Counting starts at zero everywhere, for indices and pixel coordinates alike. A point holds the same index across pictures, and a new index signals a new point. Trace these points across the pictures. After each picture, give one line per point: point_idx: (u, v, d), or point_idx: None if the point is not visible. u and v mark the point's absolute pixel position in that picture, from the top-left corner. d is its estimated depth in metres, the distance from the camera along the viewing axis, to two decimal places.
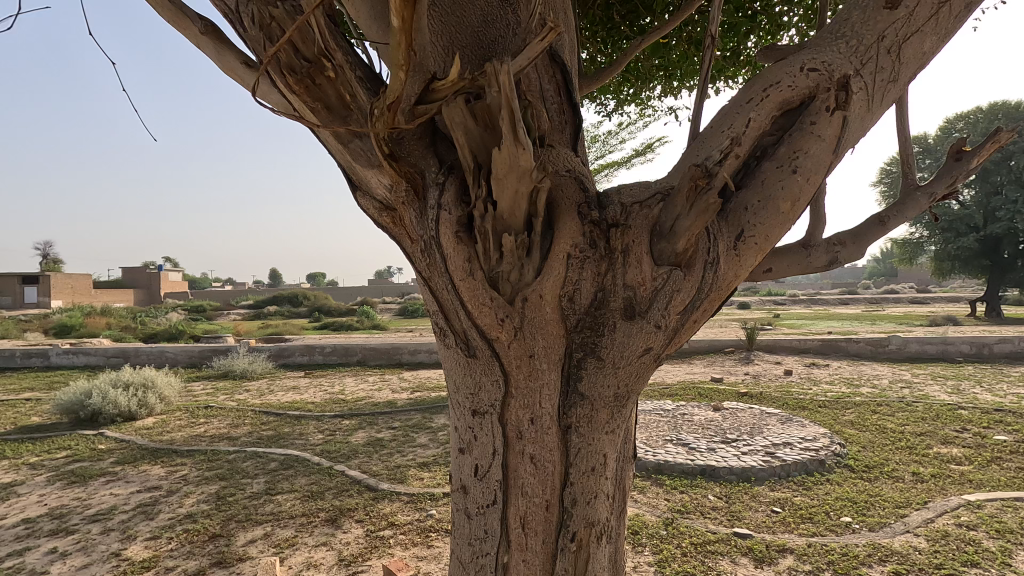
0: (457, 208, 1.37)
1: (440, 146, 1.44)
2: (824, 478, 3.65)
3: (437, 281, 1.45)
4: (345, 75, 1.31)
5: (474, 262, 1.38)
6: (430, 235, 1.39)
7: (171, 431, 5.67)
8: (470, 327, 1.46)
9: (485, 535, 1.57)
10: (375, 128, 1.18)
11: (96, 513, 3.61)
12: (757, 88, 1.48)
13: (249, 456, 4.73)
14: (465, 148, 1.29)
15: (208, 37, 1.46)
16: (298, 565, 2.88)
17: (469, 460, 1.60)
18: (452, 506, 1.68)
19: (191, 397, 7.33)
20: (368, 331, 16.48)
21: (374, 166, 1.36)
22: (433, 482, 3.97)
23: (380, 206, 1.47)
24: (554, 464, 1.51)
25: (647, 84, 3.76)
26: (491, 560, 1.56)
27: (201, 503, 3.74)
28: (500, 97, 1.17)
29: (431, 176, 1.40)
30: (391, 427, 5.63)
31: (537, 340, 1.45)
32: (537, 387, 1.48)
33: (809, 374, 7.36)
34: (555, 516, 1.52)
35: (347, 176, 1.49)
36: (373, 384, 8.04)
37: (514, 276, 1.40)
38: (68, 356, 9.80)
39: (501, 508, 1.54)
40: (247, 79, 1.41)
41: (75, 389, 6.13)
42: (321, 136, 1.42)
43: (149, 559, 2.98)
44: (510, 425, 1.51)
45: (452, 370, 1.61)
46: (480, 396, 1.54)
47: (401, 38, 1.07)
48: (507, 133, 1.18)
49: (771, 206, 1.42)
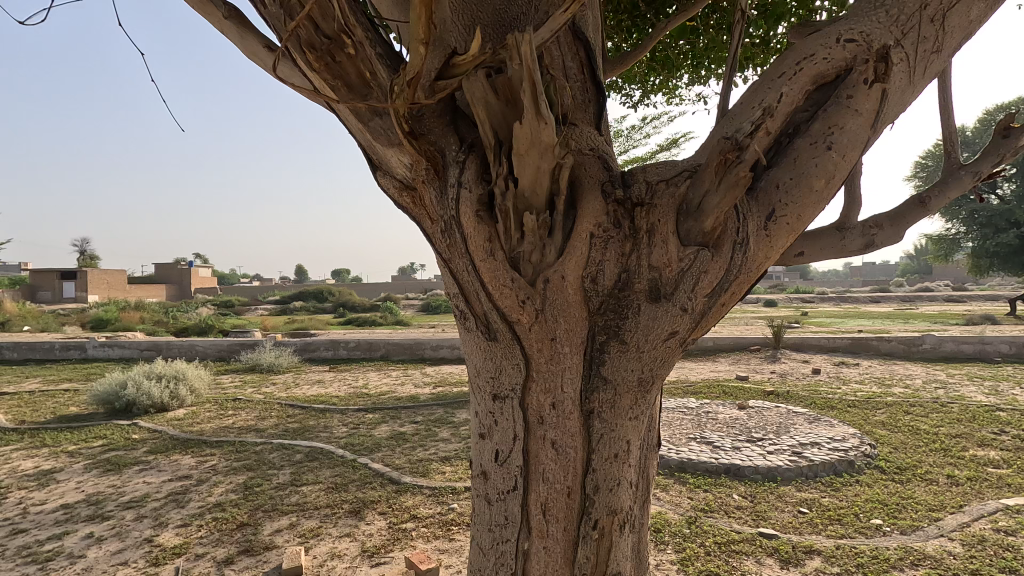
0: (478, 186, 1.37)
1: (461, 125, 1.44)
2: (854, 479, 3.56)
3: (458, 262, 1.44)
4: (366, 52, 1.31)
5: (495, 242, 1.38)
6: (451, 216, 1.39)
7: (200, 422, 5.81)
8: (490, 309, 1.46)
9: (506, 521, 1.57)
10: (394, 104, 1.17)
11: (130, 501, 3.73)
12: (789, 63, 1.44)
13: (275, 448, 4.82)
14: (486, 125, 1.28)
15: (231, 22, 1.48)
16: (323, 556, 2.93)
17: (490, 446, 1.60)
18: (472, 492, 1.68)
19: (219, 390, 7.53)
20: (392, 327, 16.64)
21: (394, 144, 1.35)
22: (454, 476, 4.01)
23: (401, 185, 1.46)
24: (576, 450, 1.50)
25: (674, 73, 3.70)
26: (512, 546, 1.56)
27: (229, 492, 3.83)
28: (521, 71, 1.16)
29: (452, 155, 1.39)
30: (414, 421, 5.68)
31: (560, 323, 1.44)
32: (559, 370, 1.47)
33: (838, 373, 7.20)
34: (577, 502, 1.51)
35: (368, 156, 1.49)
36: (396, 379, 8.13)
37: (536, 257, 1.40)
38: (104, 349, 10.16)
39: (522, 493, 1.54)
40: (269, 61, 1.43)
41: (110, 380, 6.35)
42: (342, 116, 1.42)
43: (180, 546, 3.06)
44: (531, 409, 1.51)
45: (473, 354, 1.61)
46: (500, 380, 1.54)
47: (422, 11, 1.07)
48: (530, 107, 1.16)
49: (805, 184, 1.38)
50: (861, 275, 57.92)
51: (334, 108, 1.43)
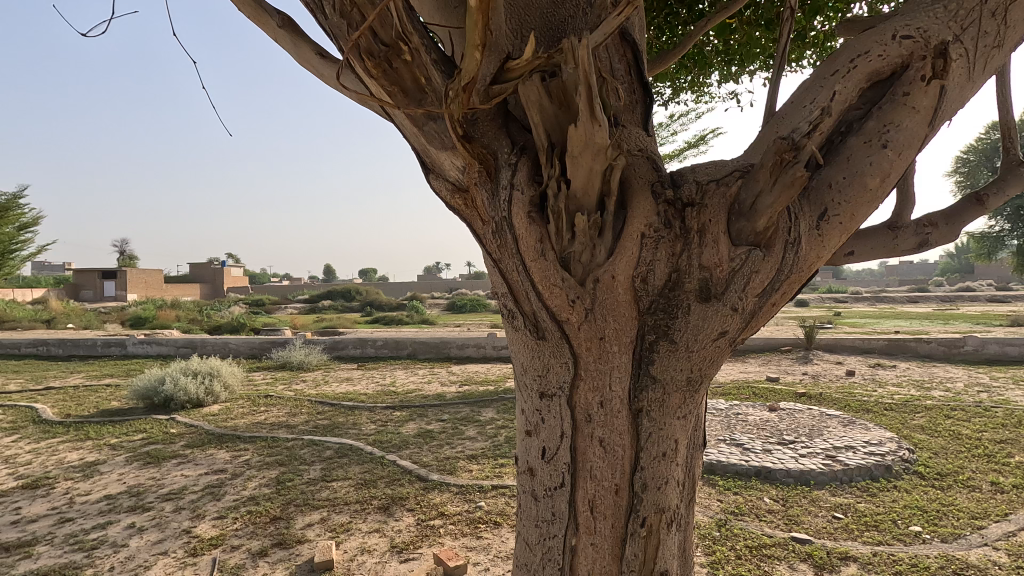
0: (529, 188, 1.38)
1: (511, 128, 1.45)
2: (891, 484, 3.46)
3: (508, 263, 1.45)
4: (420, 58, 1.32)
5: (546, 243, 1.38)
6: (502, 217, 1.40)
7: (234, 418, 5.98)
8: (539, 309, 1.46)
9: (553, 517, 1.59)
10: (449, 108, 1.19)
11: (169, 492, 3.86)
12: (842, 61, 1.41)
13: (306, 444, 4.92)
14: (539, 127, 1.29)
15: (286, 32, 1.53)
16: (353, 550, 2.98)
17: (537, 443, 1.61)
18: (518, 488, 1.70)
19: (252, 386, 7.72)
20: (418, 326, 16.82)
21: (447, 147, 1.35)
22: (481, 475, 4.03)
23: (453, 188, 1.46)
24: (624, 448, 1.50)
25: (705, 70, 3.65)
26: (559, 542, 1.58)
27: (262, 486, 3.93)
28: (576, 74, 1.16)
29: (504, 157, 1.40)
30: (441, 419, 5.74)
31: (609, 322, 1.43)
32: (607, 369, 1.47)
33: (873, 375, 6.99)
34: (625, 500, 1.51)
35: (421, 159, 1.50)
36: (423, 377, 8.22)
37: (586, 257, 1.40)
38: (142, 345, 10.52)
39: (569, 490, 1.55)
40: (322, 69, 1.48)
41: (149, 376, 6.58)
42: (397, 121, 1.44)
43: (217, 538, 3.15)
44: (579, 408, 1.52)
45: (519, 352, 1.62)
46: (548, 378, 1.55)
47: (477, 17, 1.08)
48: (584, 110, 1.17)
49: (859, 183, 1.35)
50: (897, 274, 56.11)
51: (390, 112, 1.46)
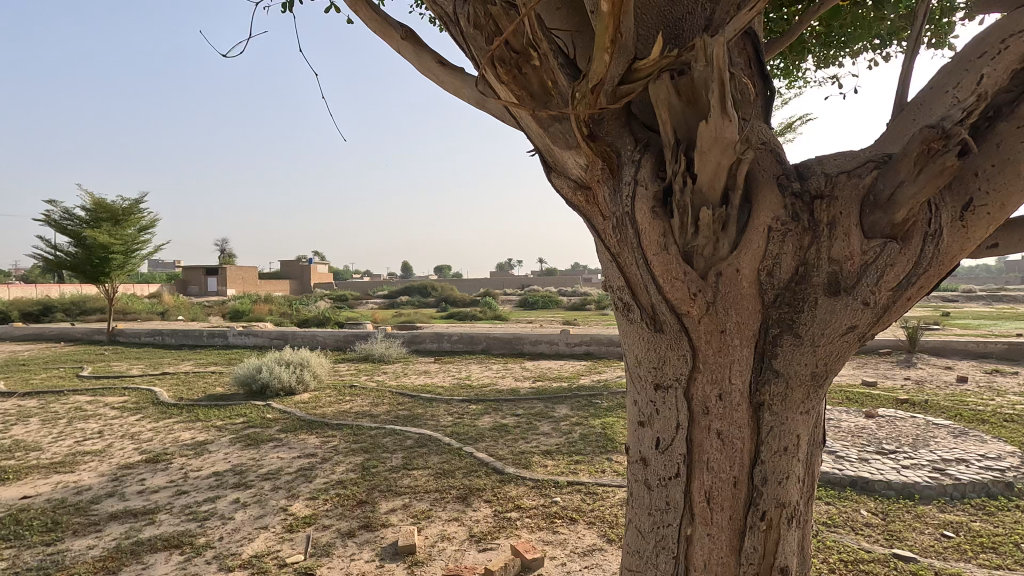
0: (653, 183, 1.42)
1: (634, 126, 1.51)
2: (1012, 504, 3.12)
3: (627, 258, 1.49)
4: (548, 63, 1.38)
5: (669, 238, 1.42)
6: (624, 212, 1.44)
7: (322, 406, 6.36)
8: (659, 302, 1.49)
9: (667, 507, 1.60)
10: (575, 111, 1.28)
11: (267, 472, 4.19)
12: (990, 42, 1.38)
13: (388, 432, 5.16)
14: (668, 125, 1.37)
15: (409, 43, 1.72)
16: (434, 537, 3.09)
17: (650, 434, 1.63)
18: (628, 476, 1.72)
19: (338, 377, 8.18)
20: (491, 322, 17.08)
21: (571, 147, 1.40)
22: (557, 471, 4.05)
23: (574, 185, 1.51)
24: (743, 440, 1.51)
25: (802, 56, 3.45)
26: (673, 531, 1.59)
27: (349, 471, 4.16)
28: (709, 70, 1.23)
29: (627, 155, 1.46)
30: (515, 414, 5.81)
31: (731, 316, 1.46)
32: (727, 362, 1.49)
33: (990, 383, 6.32)
34: (744, 492, 1.52)
35: (541, 158, 1.56)
36: (497, 372, 8.35)
37: (709, 251, 1.44)
38: (242, 336, 11.43)
39: (684, 481, 1.57)
40: (443, 76, 1.70)
41: (248, 364, 7.14)
42: (520, 123, 1.52)
43: (310, 517, 3.38)
44: (696, 399, 1.53)
45: (633, 344, 1.64)
46: (663, 370, 1.57)
47: (609, 20, 1.14)
48: (716, 107, 1.24)
49: (1010, 171, 1.29)
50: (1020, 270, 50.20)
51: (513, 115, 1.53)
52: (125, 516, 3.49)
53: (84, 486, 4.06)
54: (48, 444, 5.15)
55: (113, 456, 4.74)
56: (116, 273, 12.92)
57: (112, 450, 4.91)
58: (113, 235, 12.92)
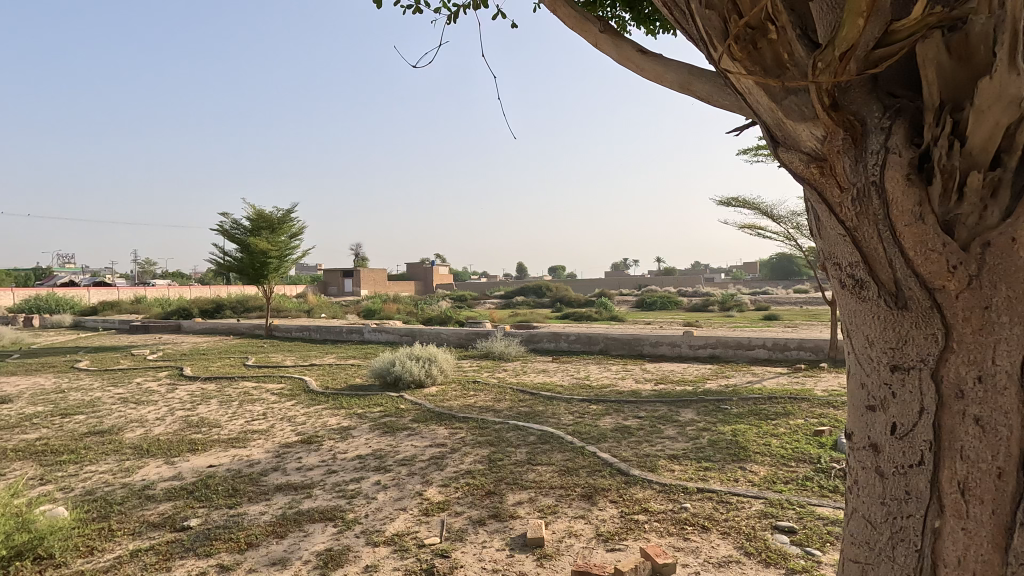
0: (909, 149, 1.33)
1: (881, 92, 1.41)
2: None
3: (868, 230, 1.42)
4: (785, 35, 1.37)
5: (926, 206, 1.34)
6: (872, 181, 1.35)
7: (449, 399, 6.71)
8: (907, 275, 1.41)
9: (908, 496, 1.50)
10: (819, 79, 1.25)
11: (403, 459, 4.51)
12: None
13: (512, 428, 5.30)
14: (933, 86, 1.31)
15: (608, 36, 1.93)
16: (561, 532, 3.13)
17: (883, 419, 1.53)
18: (853, 462, 1.64)
19: (462, 372, 8.57)
20: (607, 323, 16.84)
21: (807, 119, 1.35)
22: (685, 476, 3.89)
23: (807, 159, 1.44)
24: (1012, 429, 1.35)
25: None
26: (916, 524, 1.48)
27: (477, 463, 4.35)
28: (992, 21, 1.22)
29: (874, 122, 1.36)
30: (638, 416, 5.68)
31: (1003, 290, 1.32)
32: (993, 341, 1.35)
33: None
34: (1013, 487, 1.35)
35: (767, 135, 1.51)
36: (616, 373, 8.21)
37: (975, 219, 1.33)
38: (376, 332, 12.41)
39: (931, 469, 1.45)
40: (645, 65, 1.84)
41: (383, 358, 7.74)
42: (750, 99, 1.47)
43: (443, 502, 3.58)
44: (948, 383, 1.41)
45: (864, 322, 1.55)
46: (906, 350, 1.47)
47: None
48: (1004, 62, 1.19)
49: None
50: None
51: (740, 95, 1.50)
52: (288, 488, 3.96)
53: (255, 459, 4.66)
54: (226, 422, 5.99)
55: (276, 436, 5.40)
56: (273, 275, 14.75)
57: (275, 430, 5.59)
58: (271, 241, 14.66)
